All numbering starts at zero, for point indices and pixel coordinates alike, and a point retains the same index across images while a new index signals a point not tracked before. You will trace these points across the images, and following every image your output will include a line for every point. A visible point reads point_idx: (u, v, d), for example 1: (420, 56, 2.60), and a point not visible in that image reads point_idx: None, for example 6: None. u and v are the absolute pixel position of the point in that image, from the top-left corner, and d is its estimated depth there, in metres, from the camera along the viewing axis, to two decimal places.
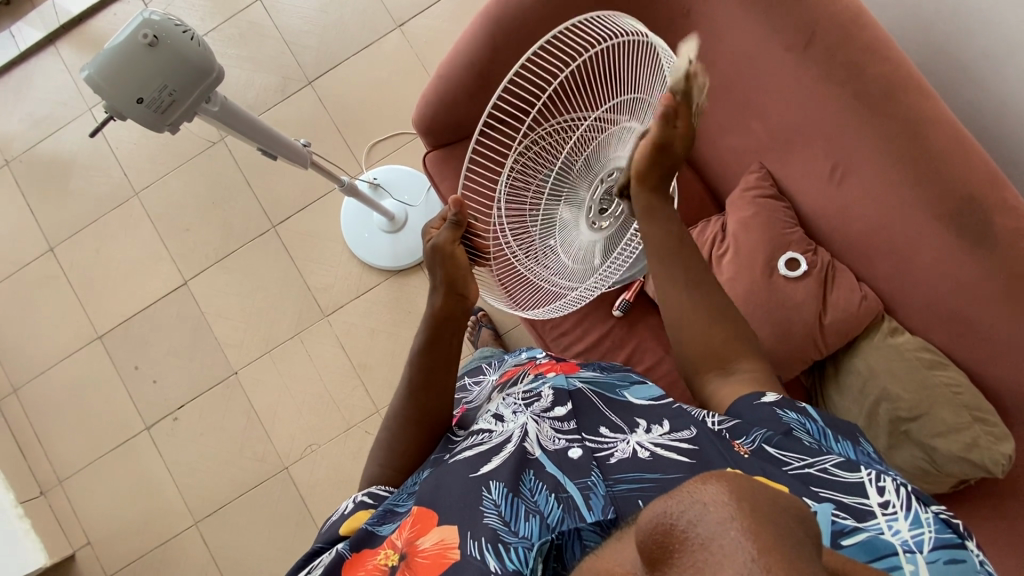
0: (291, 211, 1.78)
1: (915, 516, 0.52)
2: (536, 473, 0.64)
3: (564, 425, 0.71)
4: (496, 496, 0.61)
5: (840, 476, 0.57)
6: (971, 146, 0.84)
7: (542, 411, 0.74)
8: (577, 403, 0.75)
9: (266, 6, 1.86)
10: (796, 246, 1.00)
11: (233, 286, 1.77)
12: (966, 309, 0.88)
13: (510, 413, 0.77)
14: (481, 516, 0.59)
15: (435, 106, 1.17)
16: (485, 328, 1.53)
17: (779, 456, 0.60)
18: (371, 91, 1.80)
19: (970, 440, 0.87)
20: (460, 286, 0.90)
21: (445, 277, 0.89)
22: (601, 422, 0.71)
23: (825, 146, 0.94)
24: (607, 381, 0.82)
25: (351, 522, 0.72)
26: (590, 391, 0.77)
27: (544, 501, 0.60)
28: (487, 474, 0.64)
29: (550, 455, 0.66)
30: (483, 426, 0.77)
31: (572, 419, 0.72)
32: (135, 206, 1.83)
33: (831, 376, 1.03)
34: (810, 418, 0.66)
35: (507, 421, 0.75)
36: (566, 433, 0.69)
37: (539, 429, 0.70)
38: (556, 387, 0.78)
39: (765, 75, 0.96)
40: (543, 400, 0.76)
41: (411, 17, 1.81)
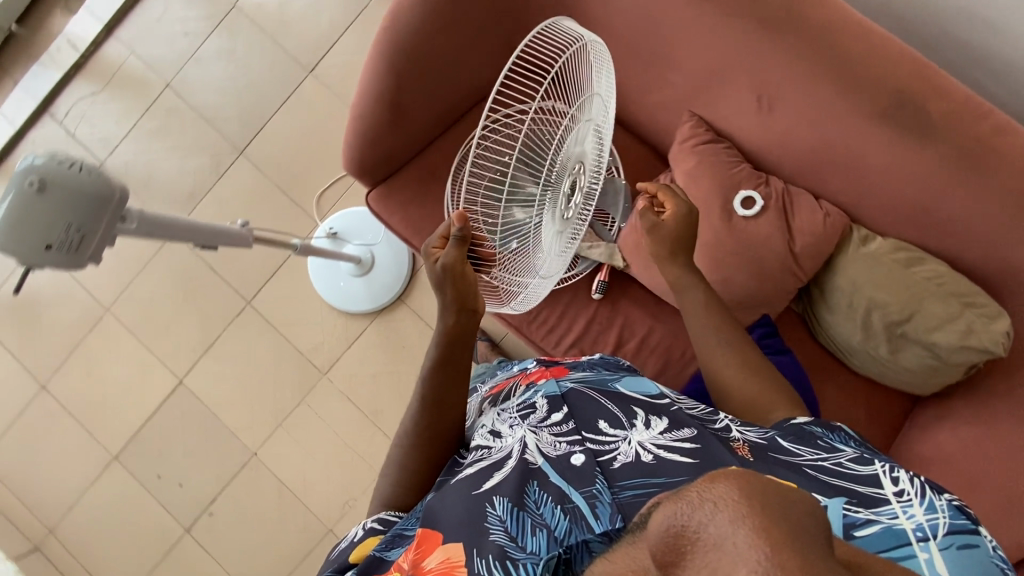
0: (261, 282, 1.77)
1: (930, 502, 0.52)
2: (540, 483, 0.64)
3: (562, 429, 0.72)
4: (502, 511, 0.62)
5: (855, 470, 0.58)
6: (883, 40, 0.82)
7: (539, 420, 0.75)
8: (572, 405, 0.76)
9: (177, 90, 1.83)
10: (748, 182, 0.99)
11: (228, 371, 1.77)
12: (928, 201, 0.86)
13: (506, 428, 0.77)
14: (487, 533, 0.60)
15: (359, 149, 1.15)
16: (481, 341, 1.51)
17: (795, 449, 0.63)
18: (303, 143, 1.78)
19: (965, 327, 0.86)
20: (470, 302, 0.89)
21: (455, 295, 0.88)
22: (600, 422, 0.72)
23: (746, 77, 0.90)
24: (599, 378, 0.83)
25: (360, 549, 0.72)
26: (582, 390, 0.79)
27: (550, 513, 0.60)
28: (490, 490, 0.65)
29: (553, 463, 0.67)
30: (481, 443, 0.78)
31: (570, 421, 0.73)
32: (110, 322, 1.82)
33: (819, 298, 1.02)
34: (836, 432, 0.68)
35: (505, 435, 0.75)
36: (565, 437, 0.70)
37: (538, 438, 0.71)
38: (550, 394, 0.79)
39: (665, 26, 0.93)
40: (539, 410, 0.77)
41: (320, 59, 1.78)
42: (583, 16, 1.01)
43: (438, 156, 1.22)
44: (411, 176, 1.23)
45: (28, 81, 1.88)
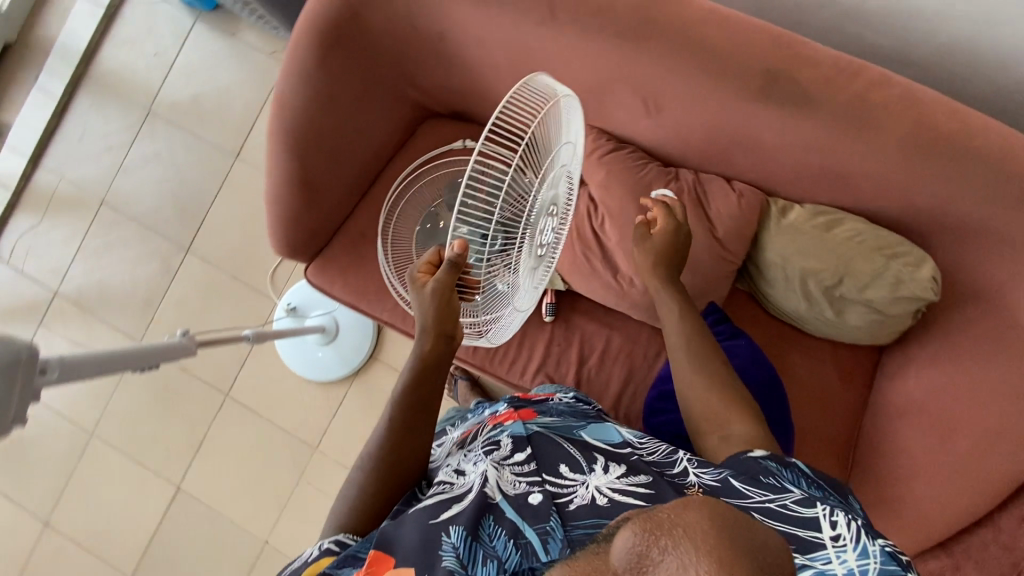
0: (235, 372, 1.77)
1: (862, 547, 0.54)
2: (496, 517, 0.63)
3: (524, 468, 0.71)
4: (455, 538, 0.61)
5: (798, 512, 0.58)
6: (745, 24, 0.83)
7: (502, 458, 0.73)
8: (535, 447, 0.74)
9: (113, 204, 1.85)
10: (659, 181, 0.99)
11: (222, 466, 1.76)
12: (831, 165, 0.86)
13: (470, 466, 0.76)
14: (439, 559, 0.60)
15: (283, 232, 1.15)
16: (461, 381, 1.47)
17: (743, 490, 0.62)
18: (246, 228, 1.79)
19: (893, 279, 0.88)
20: (447, 328, 0.89)
21: (435, 320, 0.87)
22: (561, 463, 0.70)
23: (627, 82, 0.90)
24: (564, 425, 0.82)
25: (313, 567, 0.69)
26: (546, 434, 0.77)
27: (502, 546, 0.59)
28: (447, 519, 0.64)
29: (511, 500, 0.65)
30: (443, 479, 0.76)
31: (532, 461, 0.72)
32: (98, 444, 1.82)
33: (758, 274, 1.01)
34: (792, 467, 0.66)
35: (468, 473, 0.74)
36: (525, 477, 0.69)
37: (499, 475, 0.70)
38: (515, 434, 0.78)
39: (538, 55, 0.92)
40: (502, 448, 0.76)
41: (243, 142, 1.80)
42: (460, 59, 1.00)
43: (364, 218, 1.22)
44: (343, 244, 1.22)
45: None
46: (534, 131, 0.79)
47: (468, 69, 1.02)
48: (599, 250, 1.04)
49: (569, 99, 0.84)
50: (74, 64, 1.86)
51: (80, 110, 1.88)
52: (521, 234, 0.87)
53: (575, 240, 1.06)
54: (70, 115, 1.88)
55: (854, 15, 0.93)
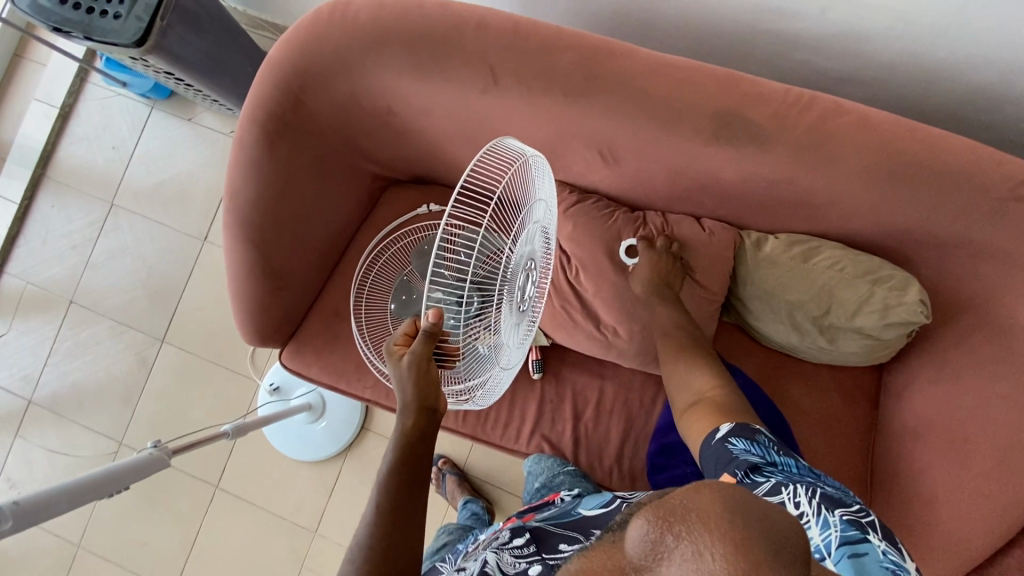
0: (223, 462, 1.70)
1: (824, 520, 0.58)
2: None
3: (524, 551, 0.76)
4: None
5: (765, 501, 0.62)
6: (692, 66, 0.82)
7: (502, 543, 0.79)
8: (535, 531, 0.81)
9: (82, 303, 1.80)
10: (628, 227, 0.97)
11: (218, 564, 1.66)
12: (798, 194, 0.84)
13: (471, 558, 0.80)
14: None
15: (250, 321, 1.10)
16: (450, 475, 1.39)
17: None
18: (222, 312, 1.75)
19: (881, 304, 0.85)
20: (430, 400, 0.84)
21: (415, 393, 0.82)
22: (560, 541, 0.77)
23: (580, 137, 0.89)
24: (564, 510, 0.87)
25: None
26: (546, 523, 0.83)
27: None
28: None
29: None
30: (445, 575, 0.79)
31: (532, 544, 0.78)
32: (85, 556, 1.72)
33: (742, 308, 0.97)
34: (757, 440, 0.69)
35: (469, 564, 0.78)
36: (525, 558, 0.75)
37: (500, 558, 0.75)
38: (514, 524, 0.84)
39: (487, 118, 0.91)
40: (502, 536, 0.81)
41: (210, 226, 1.78)
42: (411, 129, 0.98)
43: (334, 296, 1.19)
44: (316, 325, 1.18)
45: None
46: (501, 191, 0.75)
47: (421, 137, 1.00)
48: (578, 303, 1.01)
49: (536, 156, 0.81)
50: (32, 167, 1.83)
51: (41, 211, 1.84)
52: (499, 293, 0.82)
53: (551, 294, 1.02)
54: (32, 217, 1.85)
55: (797, 45, 0.93)
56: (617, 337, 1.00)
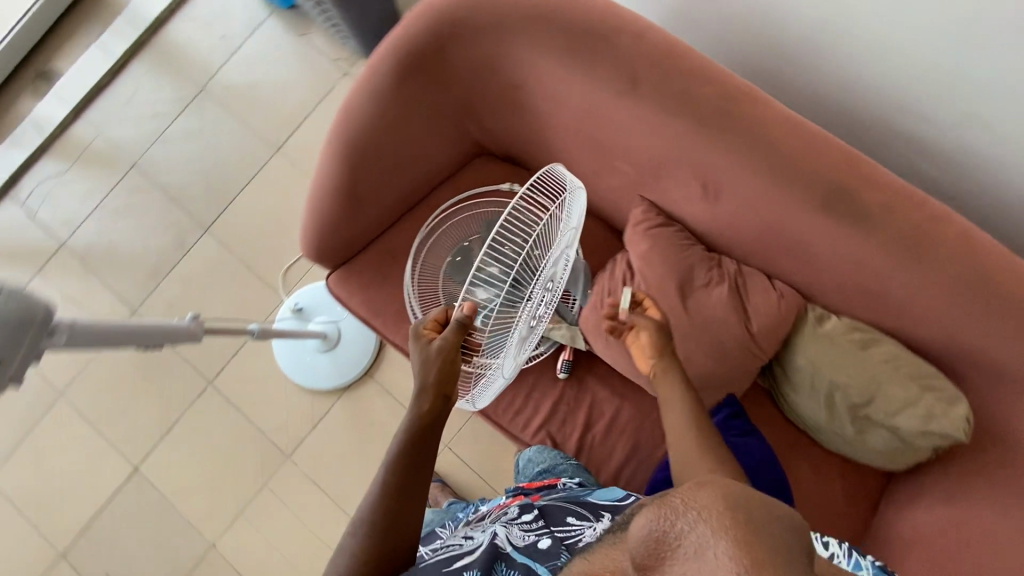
0: (223, 361, 1.72)
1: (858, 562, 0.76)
2: (507, 562, 0.75)
3: (532, 525, 0.85)
4: None
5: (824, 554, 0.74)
6: (819, 135, 0.85)
7: (512, 519, 0.89)
8: (542, 509, 0.90)
9: (143, 170, 1.84)
10: (701, 264, 0.99)
11: (188, 456, 1.69)
12: (878, 284, 0.87)
13: (479, 529, 0.89)
14: None
15: (316, 237, 1.14)
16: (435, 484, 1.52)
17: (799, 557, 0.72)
18: (269, 221, 1.78)
19: (926, 411, 0.87)
20: (446, 388, 0.89)
21: (436, 379, 0.88)
22: (568, 518, 0.86)
23: (689, 166, 0.92)
24: (572, 493, 0.96)
25: None
26: (555, 502, 0.92)
27: None
28: (462, 566, 0.75)
29: (521, 548, 0.78)
30: (453, 540, 0.87)
31: (540, 519, 0.87)
32: (65, 406, 1.74)
33: (781, 374, 1.00)
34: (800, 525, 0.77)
35: (476, 534, 0.87)
36: (534, 530, 0.83)
37: (508, 531, 0.84)
38: (523, 504, 0.93)
39: (609, 120, 0.94)
40: (511, 514, 0.91)
41: (287, 137, 1.81)
42: (531, 107, 1.02)
43: (398, 239, 1.22)
44: (371, 261, 1.21)
45: None
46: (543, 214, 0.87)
47: (537, 118, 1.03)
48: (629, 319, 1.04)
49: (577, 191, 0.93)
50: (141, 30, 1.89)
51: (135, 73, 1.89)
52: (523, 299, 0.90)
53: (605, 305, 1.07)
54: (124, 76, 1.90)
55: (916, 149, 0.96)
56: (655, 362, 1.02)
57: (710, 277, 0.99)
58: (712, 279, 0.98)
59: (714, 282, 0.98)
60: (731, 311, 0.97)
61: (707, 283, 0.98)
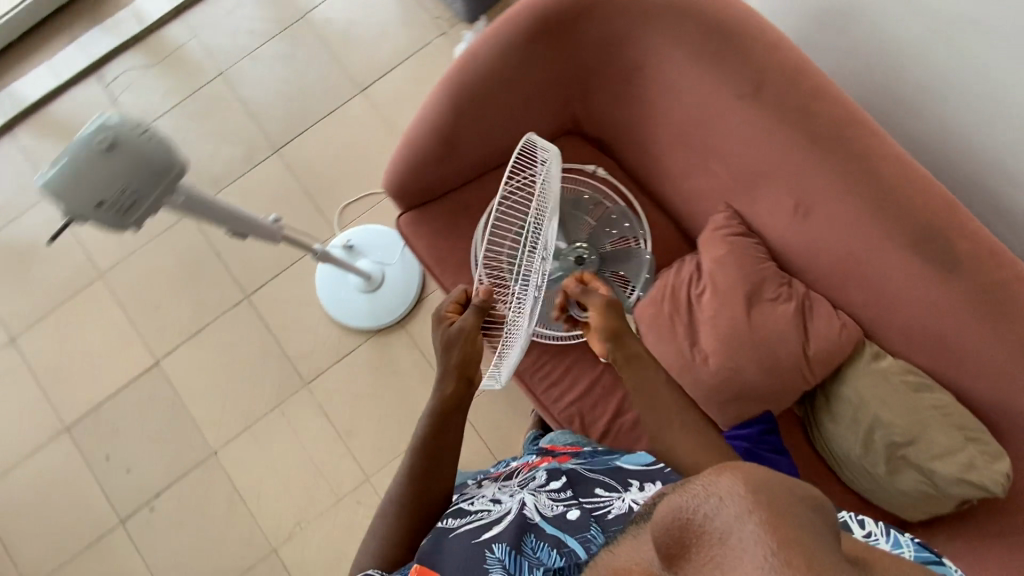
0: (264, 279, 1.74)
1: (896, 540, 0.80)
2: (537, 534, 0.74)
3: (561, 496, 0.85)
4: (500, 552, 0.71)
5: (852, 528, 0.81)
6: (923, 177, 0.87)
7: (540, 487, 0.89)
8: (570, 476, 0.91)
9: (228, 81, 1.88)
10: (772, 279, 1.02)
11: (208, 362, 1.71)
12: (945, 332, 0.89)
13: (507, 496, 0.89)
14: (486, 570, 0.69)
15: (401, 173, 1.17)
16: None
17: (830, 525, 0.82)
18: (337, 157, 1.80)
19: (967, 461, 0.87)
20: (469, 369, 0.97)
21: (460, 362, 0.96)
22: (596, 488, 0.88)
23: (787, 181, 0.95)
24: (598, 461, 0.98)
25: None
26: (581, 470, 0.94)
27: (546, 555, 0.70)
28: (490, 538, 0.75)
29: (550, 520, 0.78)
30: (481, 506, 0.88)
31: (568, 489, 0.87)
32: (101, 286, 1.77)
33: (824, 403, 1.03)
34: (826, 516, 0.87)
35: (504, 501, 0.87)
36: (563, 502, 0.83)
37: (537, 500, 0.84)
38: (550, 468, 0.95)
39: (718, 121, 0.98)
40: (539, 481, 0.91)
41: (373, 81, 1.84)
42: (642, 95, 1.05)
43: (475, 195, 1.24)
44: (445, 210, 1.24)
45: (85, 41, 1.91)
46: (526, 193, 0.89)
47: (644, 108, 1.07)
48: (688, 317, 1.06)
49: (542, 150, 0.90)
50: None
51: None
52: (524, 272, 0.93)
53: (665, 299, 1.09)
54: None
55: (1006, 218, 0.99)
56: (704, 363, 1.04)
57: (777, 292, 1.02)
58: (780, 294, 1.01)
59: (782, 297, 1.01)
60: (792, 328, 1.00)
61: (774, 295, 1.02)
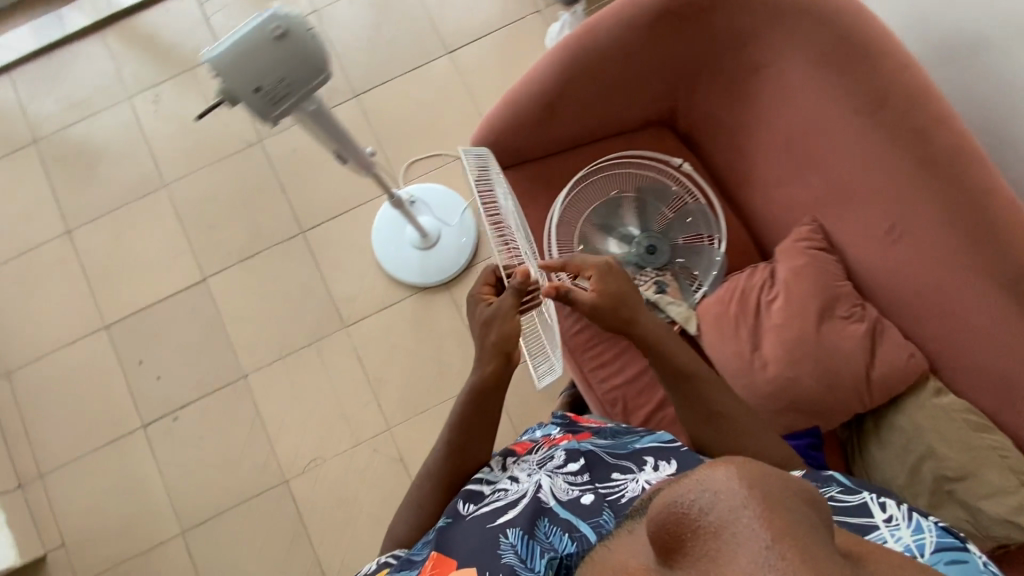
0: (322, 218, 1.77)
1: (915, 525, 0.70)
2: (551, 519, 0.78)
3: (577, 478, 0.85)
4: (514, 539, 0.74)
5: (848, 500, 0.76)
6: None
7: (556, 467, 0.88)
8: (587, 458, 0.89)
9: (320, 20, 1.90)
10: (847, 298, 1.03)
11: (253, 288, 1.74)
12: (1018, 376, 0.90)
13: (524, 474, 0.89)
14: (500, 557, 0.72)
15: (492, 132, 1.17)
16: None
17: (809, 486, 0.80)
18: (414, 112, 1.82)
19: (1017, 504, 0.88)
20: (508, 347, 0.98)
21: (498, 342, 0.97)
22: (612, 471, 0.86)
23: (885, 200, 0.97)
24: (618, 442, 0.94)
25: None
26: (599, 452, 0.91)
27: (558, 540, 0.73)
28: (504, 523, 0.77)
29: (565, 504, 0.80)
30: (497, 483, 0.89)
31: (585, 472, 0.86)
32: (162, 197, 1.80)
33: (874, 429, 1.04)
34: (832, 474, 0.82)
35: (521, 479, 0.88)
36: (579, 485, 0.83)
37: (553, 482, 0.84)
38: (569, 448, 0.91)
39: (827, 131, 1.00)
40: (556, 459, 0.90)
41: (462, 45, 1.85)
42: (752, 95, 1.08)
43: (556, 168, 1.22)
44: (526, 177, 1.23)
45: None
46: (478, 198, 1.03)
47: (750, 108, 1.09)
48: (754, 321, 1.07)
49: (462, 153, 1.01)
50: None
51: None
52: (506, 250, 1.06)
53: (732, 299, 1.10)
54: None
55: None
56: (763, 368, 1.04)
57: (849, 311, 1.03)
58: (852, 313, 1.03)
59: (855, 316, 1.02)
60: (860, 349, 1.01)
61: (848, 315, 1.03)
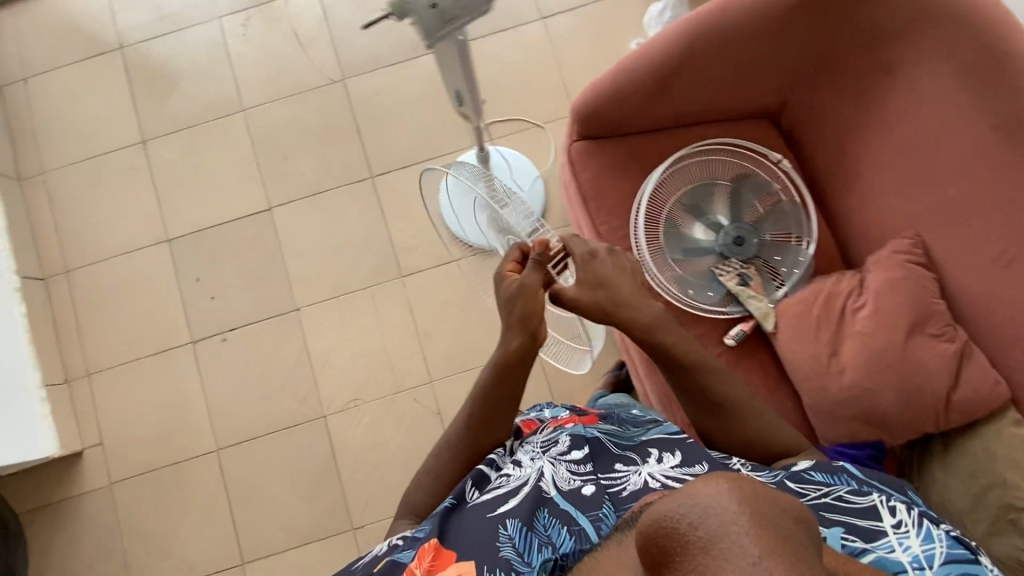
0: (393, 166, 1.77)
1: (926, 533, 0.64)
2: (550, 509, 0.75)
3: (580, 468, 0.82)
4: (512, 530, 0.72)
5: (855, 502, 0.70)
6: None
7: (559, 454, 0.85)
8: (592, 447, 0.85)
9: None
10: (940, 316, 1.02)
11: (316, 224, 1.75)
12: None
13: (527, 459, 0.87)
14: (498, 550, 0.70)
15: (601, 98, 1.15)
16: None
17: (799, 489, 0.73)
18: (498, 74, 1.81)
19: None
20: (531, 323, 0.93)
21: (518, 319, 0.93)
22: (616, 461, 0.83)
23: (1001, 221, 0.97)
24: (624, 432, 0.91)
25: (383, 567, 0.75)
26: (604, 440, 0.87)
27: (556, 533, 0.71)
28: (505, 513, 0.75)
29: (565, 494, 0.77)
30: (500, 470, 0.87)
31: (589, 462, 0.83)
32: (238, 121, 1.81)
33: (941, 452, 1.04)
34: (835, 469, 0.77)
35: (524, 465, 0.85)
36: (581, 475, 0.80)
37: (556, 471, 0.81)
38: (574, 434, 0.88)
39: (953, 144, 1.01)
40: (560, 445, 0.86)
41: (557, 13, 1.83)
42: (877, 100, 1.08)
43: (654, 145, 1.20)
44: (623, 150, 1.21)
45: None
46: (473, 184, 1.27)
47: (871, 112, 1.10)
48: (837, 326, 1.06)
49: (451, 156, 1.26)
50: None
51: None
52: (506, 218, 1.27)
53: (816, 302, 1.09)
54: None
55: None
56: (840, 374, 1.03)
57: (940, 331, 1.02)
58: (943, 333, 1.02)
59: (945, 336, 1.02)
60: (945, 370, 1.00)
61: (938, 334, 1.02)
